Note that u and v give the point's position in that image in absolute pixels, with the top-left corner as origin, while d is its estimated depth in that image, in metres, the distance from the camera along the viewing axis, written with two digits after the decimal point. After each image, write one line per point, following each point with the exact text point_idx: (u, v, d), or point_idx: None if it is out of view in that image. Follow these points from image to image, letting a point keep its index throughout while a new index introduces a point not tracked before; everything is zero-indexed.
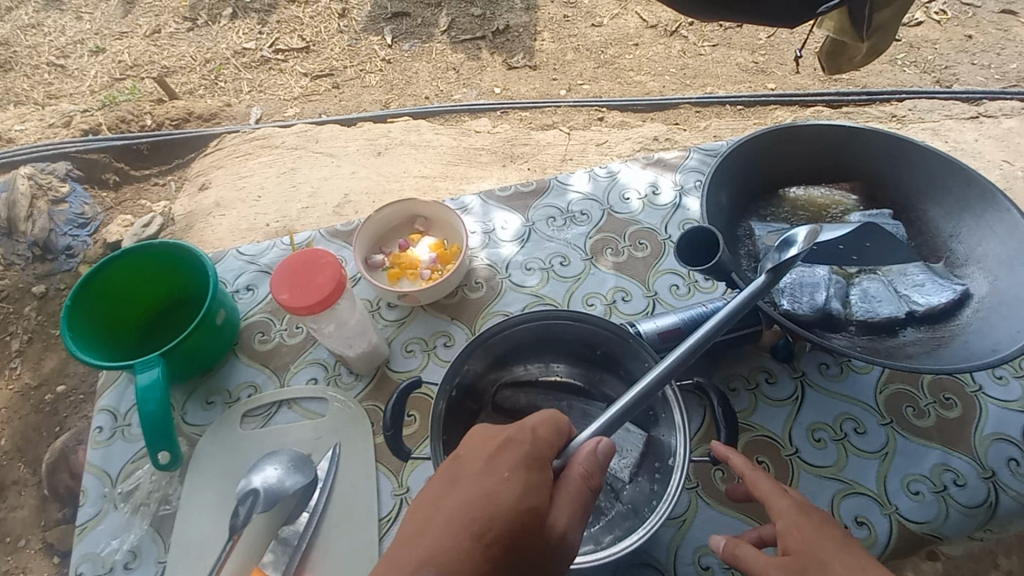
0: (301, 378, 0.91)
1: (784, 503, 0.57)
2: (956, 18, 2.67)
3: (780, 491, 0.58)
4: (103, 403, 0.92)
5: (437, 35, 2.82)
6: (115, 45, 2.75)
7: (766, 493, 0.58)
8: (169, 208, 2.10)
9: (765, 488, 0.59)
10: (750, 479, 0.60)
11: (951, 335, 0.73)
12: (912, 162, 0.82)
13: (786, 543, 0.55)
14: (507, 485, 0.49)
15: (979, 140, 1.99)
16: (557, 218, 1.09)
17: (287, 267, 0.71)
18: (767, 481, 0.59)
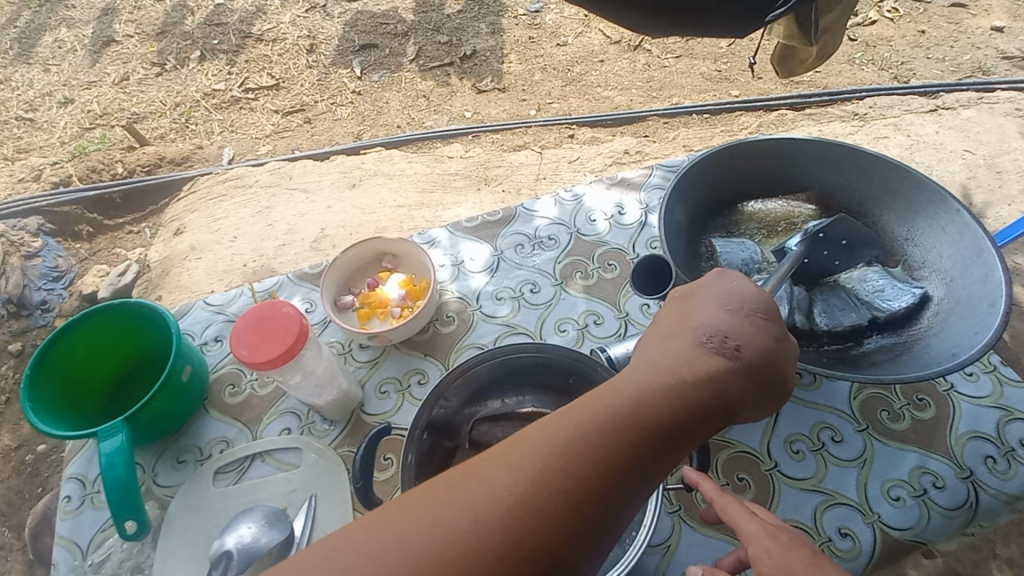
0: (274, 429, 0.90)
1: (753, 528, 0.56)
2: (908, 15, 2.76)
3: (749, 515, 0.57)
4: (70, 471, 0.89)
5: (406, 64, 2.85)
6: (83, 94, 2.74)
7: (737, 519, 0.58)
8: (145, 255, 2.09)
9: (734, 513, 0.58)
10: (720, 504, 0.60)
11: (915, 340, 0.74)
12: (853, 164, 0.84)
13: (757, 568, 0.53)
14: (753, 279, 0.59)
15: (940, 132, 2.03)
16: (525, 244, 1.09)
17: (248, 321, 0.71)
18: (736, 505, 0.59)
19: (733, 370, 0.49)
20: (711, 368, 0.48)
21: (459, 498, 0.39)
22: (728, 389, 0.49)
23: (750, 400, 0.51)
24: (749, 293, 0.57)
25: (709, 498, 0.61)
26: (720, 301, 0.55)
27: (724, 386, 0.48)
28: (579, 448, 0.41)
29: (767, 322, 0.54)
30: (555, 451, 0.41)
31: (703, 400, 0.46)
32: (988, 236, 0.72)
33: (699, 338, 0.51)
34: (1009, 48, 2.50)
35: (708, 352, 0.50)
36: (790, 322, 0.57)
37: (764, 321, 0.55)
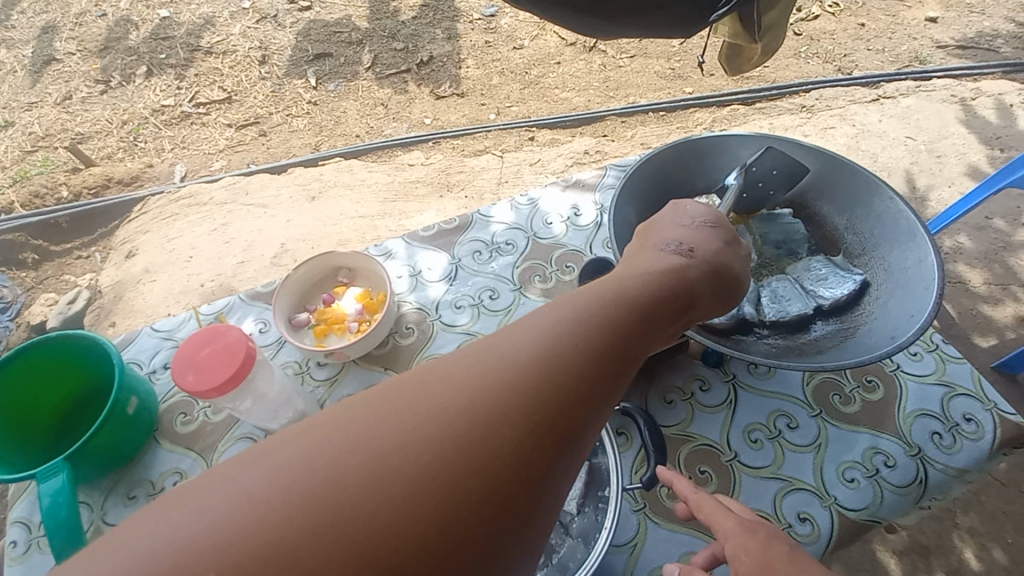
0: (230, 456, 0.87)
1: (730, 524, 0.57)
2: (848, 9, 2.87)
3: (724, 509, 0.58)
4: (14, 515, 0.85)
5: (362, 72, 2.81)
6: (22, 116, 2.62)
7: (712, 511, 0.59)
8: (96, 280, 2.01)
9: (710, 509, 0.59)
10: (695, 501, 0.60)
11: (858, 324, 0.76)
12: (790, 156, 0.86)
13: (735, 566, 0.54)
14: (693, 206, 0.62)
15: (883, 120, 2.12)
16: (482, 251, 1.09)
17: (190, 348, 0.68)
18: (712, 502, 0.60)
19: (692, 268, 0.51)
20: (671, 267, 0.50)
21: (416, 410, 0.34)
22: (692, 284, 0.49)
23: (710, 299, 0.52)
24: (693, 217, 0.61)
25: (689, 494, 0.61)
26: (667, 226, 0.59)
27: (684, 283, 0.49)
28: (543, 346, 0.37)
29: (712, 235, 0.57)
30: (520, 350, 0.37)
31: (669, 288, 0.47)
32: (920, 221, 0.75)
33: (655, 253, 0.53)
34: (943, 38, 2.62)
35: (668, 256, 0.52)
36: (734, 235, 0.60)
37: (709, 234, 0.58)
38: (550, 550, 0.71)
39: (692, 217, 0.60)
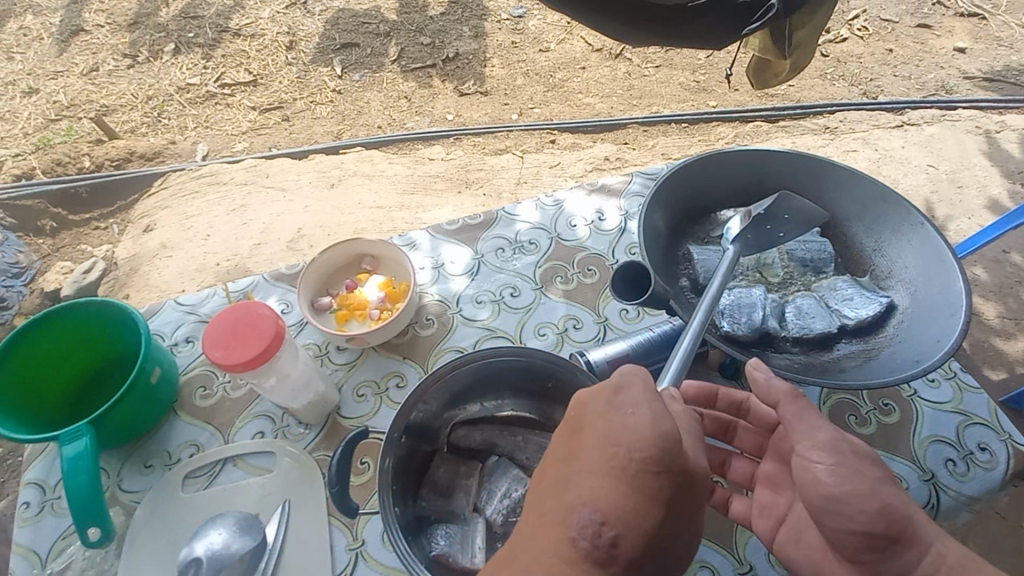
0: (246, 433, 0.88)
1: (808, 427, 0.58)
2: (877, 34, 2.86)
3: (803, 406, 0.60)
4: (29, 476, 0.85)
5: (387, 64, 2.83)
6: (49, 84, 2.64)
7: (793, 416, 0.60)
8: (112, 252, 2.02)
9: (787, 413, 0.60)
10: (769, 405, 0.61)
11: (882, 347, 0.76)
12: (817, 177, 0.87)
13: (821, 463, 0.56)
14: (636, 416, 0.42)
15: (906, 146, 2.11)
16: (505, 248, 1.09)
17: (241, 310, 0.70)
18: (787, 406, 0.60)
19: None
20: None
21: None
22: None
23: None
24: (632, 443, 0.41)
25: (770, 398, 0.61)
26: (592, 464, 0.41)
27: None
28: None
29: (644, 495, 0.39)
30: None
31: None
32: (950, 248, 0.76)
33: (560, 537, 0.38)
34: (970, 69, 2.62)
35: (574, 557, 0.37)
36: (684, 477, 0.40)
37: (642, 491, 0.39)
38: None
39: (628, 449, 0.40)
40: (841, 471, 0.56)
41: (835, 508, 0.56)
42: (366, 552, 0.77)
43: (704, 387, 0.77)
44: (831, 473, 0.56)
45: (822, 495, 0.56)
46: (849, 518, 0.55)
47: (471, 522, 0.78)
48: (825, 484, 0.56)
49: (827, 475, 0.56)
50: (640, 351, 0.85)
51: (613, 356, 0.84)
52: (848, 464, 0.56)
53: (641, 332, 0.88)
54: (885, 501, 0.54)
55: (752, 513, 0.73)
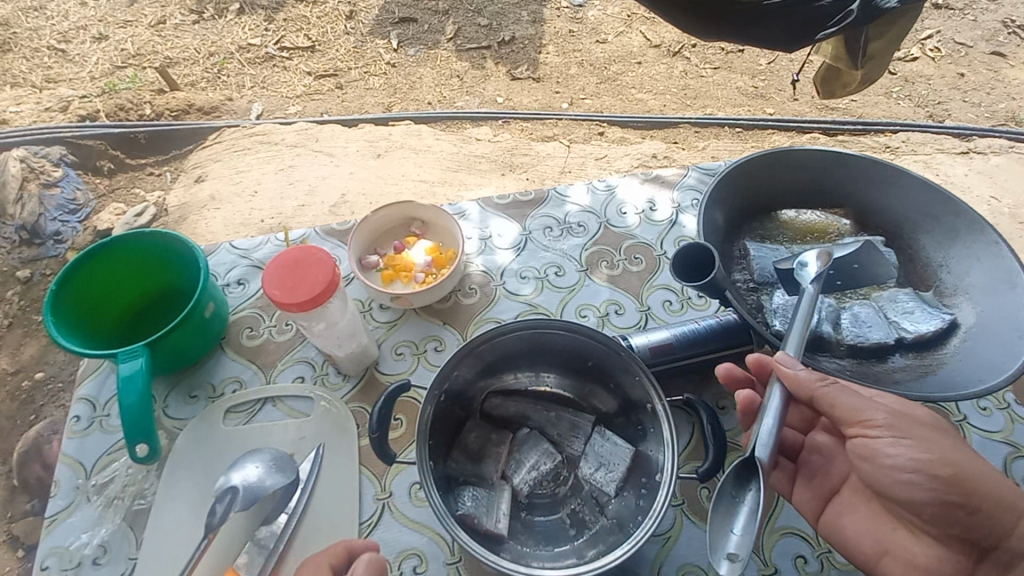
0: (287, 377, 0.90)
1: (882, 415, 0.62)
2: (950, 56, 2.73)
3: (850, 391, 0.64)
4: (81, 391, 0.88)
5: (443, 42, 2.84)
6: (118, 32, 2.73)
7: (841, 400, 0.63)
8: (163, 199, 2.07)
9: (851, 403, 0.63)
10: (834, 395, 0.63)
11: (939, 364, 0.74)
12: (885, 183, 0.85)
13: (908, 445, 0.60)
14: None
15: (968, 175, 2.03)
16: (554, 228, 1.09)
17: (311, 251, 0.72)
18: (848, 397, 0.63)
19: None
20: None
21: None
22: None
23: None
24: None
25: (807, 389, 0.64)
26: None
27: None
28: None
29: None
30: None
31: None
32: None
33: None
34: None
35: None
36: None
37: None
38: (583, 526, 0.76)
39: None
40: (903, 441, 0.61)
41: (904, 478, 0.61)
42: (392, 504, 0.79)
43: (763, 360, 0.75)
44: (894, 444, 0.61)
45: (889, 466, 0.62)
46: (917, 486, 0.61)
47: (498, 489, 0.76)
48: (894, 456, 0.61)
49: (890, 446, 0.61)
50: (683, 342, 0.84)
51: (655, 343, 0.84)
52: (909, 434, 0.61)
53: (686, 323, 0.87)
54: (950, 464, 0.59)
55: (807, 486, 0.74)
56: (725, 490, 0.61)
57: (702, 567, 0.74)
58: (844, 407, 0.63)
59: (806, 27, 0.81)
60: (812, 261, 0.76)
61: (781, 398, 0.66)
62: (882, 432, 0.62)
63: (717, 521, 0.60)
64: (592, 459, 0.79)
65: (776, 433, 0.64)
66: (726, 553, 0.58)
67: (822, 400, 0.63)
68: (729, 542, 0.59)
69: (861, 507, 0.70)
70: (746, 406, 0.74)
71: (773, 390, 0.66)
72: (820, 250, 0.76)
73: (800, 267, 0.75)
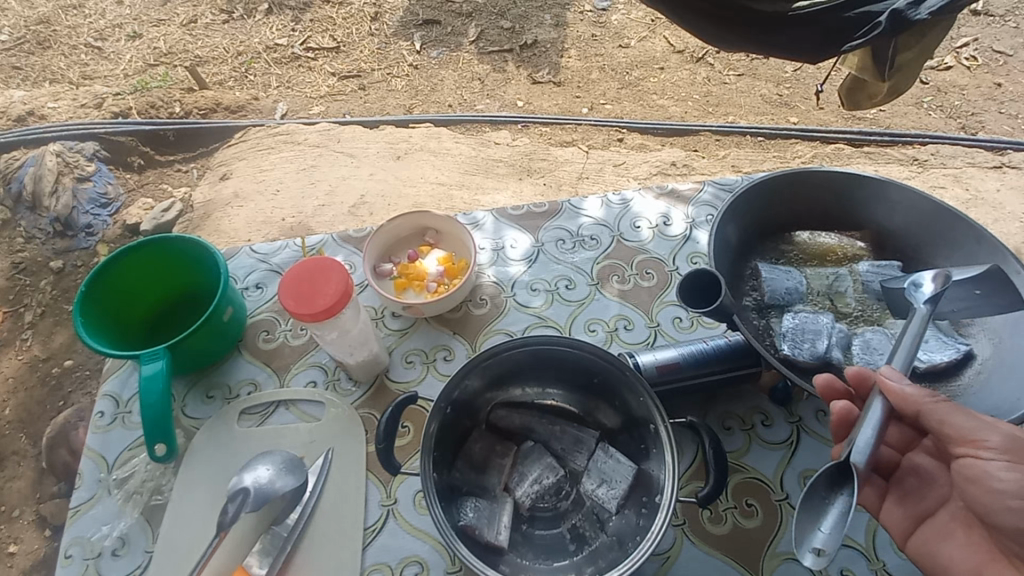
0: (300, 380, 0.93)
1: (996, 437, 0.59)
2: (986, 66, 2.65)
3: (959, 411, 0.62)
4: (106, 388, 0.92)
5: (466, 45, 2.85)
6: (151, 31, 2.80)
7: (951, 418, 0.62)
8: (190, 195, 2.12)
9: (961, 423, 0.61)
10: (931, 408, 0.62)
11: (950, 396, 0.73)
12: (903, 207, 0.83)
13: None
14: None
15: (1000, 190, 1.98)
16: (566, 240, 1.10)
17: (328, 262, 0.75)
18: (961, 417, 0.61)
19: None
20: None
21: None
22: None
23: None
24: None
25: (915, 406, 0.62)
26: None
27: None
28: None
29: None
30: None
31: None
32: None
33: None
34: None
35: None
36: None
37: None
38: (583, 541, 0.77)
39: None
40: (1017, 465, 0.58)
41: (1013, 504, 0.58)
42: (397, 510, 0.80)
43: (863, 371, 0.70)
44: (1007, 467, 0.58)
45: (998, 491, 0.58)
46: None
47: (499, 501, 0.77)
48: (1000, 479, 0.58)
49: (1002, 470, 0.58)
50: (690, 362, 0.84)
51: (662, 362, 0.84)
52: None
53: (694, 342, 0.87)
54: None
55: (903, 506, 0.70)
56: (816, 491, 0.61)
57: None
58: (951, 425, 0.61)
59: (833, 38, 0.81)
60: (927, 282, 0.71)
61: (882, 412, 0.63)
62: (995, 454, 0.59)
63: (805, 518, 0.61)
64: (595, 475, 0.80)
65: (875, 444, 0.62)
66: (812, 547, 0.59)
67: (929, 416, 0.62)
68: (816, 538, 0.60)
69: (958, 533, 0.65)
70: (842, 418, 0.68)
71: (875, 403, 0.64)
72: (938, 272, 0.71)
73: (915, 285, 0.71)
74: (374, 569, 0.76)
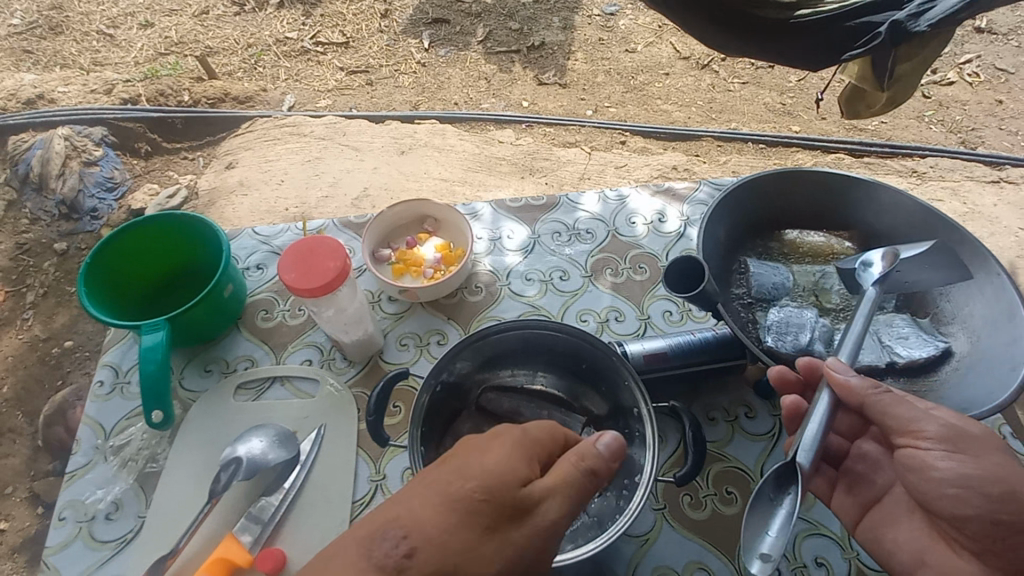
0: (297, 358, 0.95)
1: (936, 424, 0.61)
2: (988, 83, 2.67)
3: (900, 401, 0.63)
4: (106, 358, 0.94)
5: (473, 44, 2.88)
6: (163, 20, 2.83)
7: (893, 407, 0.63)
8: (195, 182, 2.14)
9: (902, 411, 0.62)
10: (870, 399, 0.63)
11: (928, 390, 0.74)
12: (891, 211, 0.85)
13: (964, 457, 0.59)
14: None
15: (997, 205, 2.00)
16: (562, 233, 1.12)
17: (327, 242, 0.77)
18: (902, 406, 0.63)
19: None
20: None
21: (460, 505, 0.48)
22: None
23: None
24: None
25: (858, 397, 0.64)
26: None
27: None
28: None
29: None
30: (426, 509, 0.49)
31: None
32: None
33: None
34: None
35: None
36: None
37: None
38: None
39: None
40: (954, 453, 0.60)
41: (951, 491, 0.60)
42: (385, 486, 0.82)
43: (813, 362, 0.72)
44: (945, 457, 0.60)
45: (939, 478, 0.60)
46: (964, 501, 0.59)
47: None
48: (940, 468, 0.60)
49: (941, 459, 0.60)
50: (678, 352, 0.86)
51: (649, 351, 0.86)
52: (962, 449, 0.60)
53: (682, 334, 0.89)
54: (1007, 483, 0.58)
55: (849, 495, 0.72)
56: (763, 494, 0.63)
57: (677, 570, 0.76)
58: (893, 415, 0.63)
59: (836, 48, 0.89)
60: (876, 262, 0.78)
61: (827, 405, 0.66)
62: (933, 443, 0.61)
63: (753, 522, 0.62)
64: None
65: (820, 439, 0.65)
66: (759, 552, 0.61)
67: (873, 407, 0.64)
68: (762, 542, 0.61)
69: (902, 520, 0.67)
70: (792, 411, 0.71)
71: (820, 398, 0.67)
72: (885, 251, 0.78)
73: (864, 266, 0.78)
74: None
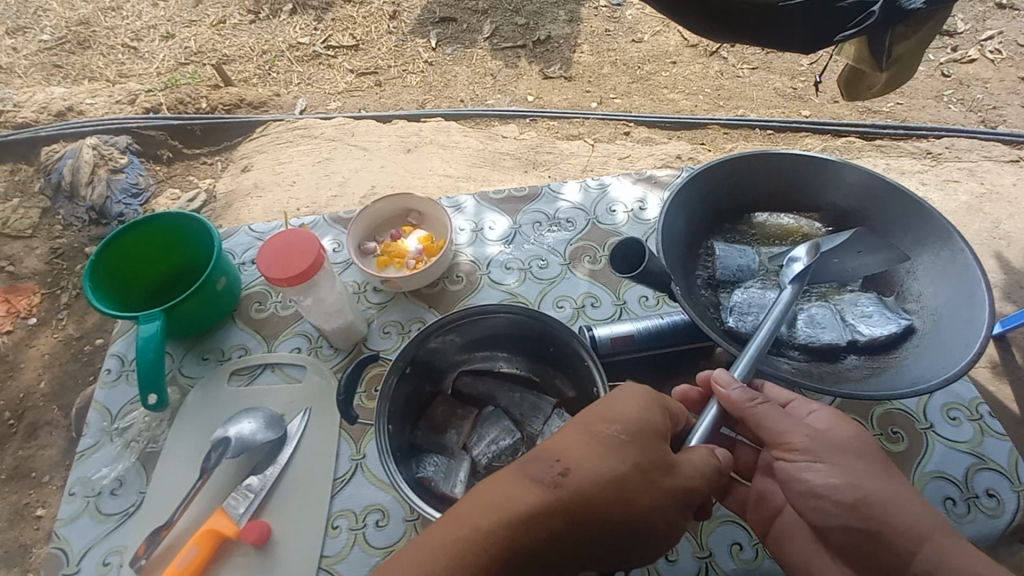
0: (286, 346, 1.00)
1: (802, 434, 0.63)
2: (1012, 58, 2.56)
3: (774, 412, 0.65)
4: (114, 348, 1.01)
5: (480, 41, 2.92)
6: (184, 31, 2.95)
7: (766, 420, 0.64)
8: (213, 185, 2.24)
9: (772, 423, 0.64)
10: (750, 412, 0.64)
11: (889, 366, 0.75)
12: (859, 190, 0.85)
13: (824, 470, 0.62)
14: None
15: (1016, 185, 1.93)
16: (543, 223, 1.14)
17: (303, 236, 0.81)
18: (774, 415, 0.64)
19: None
20: None
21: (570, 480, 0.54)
22: None
23: None
24: None
25: (739, 411, 0.65)
26: None
27: None
28: None
29: None
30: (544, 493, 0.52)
31: None
32: (985, 279, 0.72)
33: None
34: None
35: None
36: None
37: None
38: None
39: None
40: (818, 466, 0.62)
41: (817, 504, 0.62)
42: (365, 465, 0.87)
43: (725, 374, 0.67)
44: (812, 470, 0.62)
45: (806, 492, 0.62)
46: (829, 513, 0.62)
47: (457, 459, 0.83)
48: (808, 482, 0.62)
49: (808, 473, 0.62)
50: (645, 335, 0.88)
51: (617, 335, 0.88)
52: (824, 459, 0.62)
53: (651, 317, 0.90)
54: (863, 491, 0.60)
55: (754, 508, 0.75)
56: None
57: None
58: (765, 429, 0.64)
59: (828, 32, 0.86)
60: (802, 255, 0.82)
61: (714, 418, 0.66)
62: (800, 456, 0.63)
63: None
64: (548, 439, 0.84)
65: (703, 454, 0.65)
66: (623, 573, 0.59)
67: (750, 420, 0.65)
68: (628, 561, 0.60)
69: (796, 532, 0.70)
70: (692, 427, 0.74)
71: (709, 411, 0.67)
72: (807, 245, 0.82)
73: (789, 261, 0.82)
74: (340, 515, 0.83)
